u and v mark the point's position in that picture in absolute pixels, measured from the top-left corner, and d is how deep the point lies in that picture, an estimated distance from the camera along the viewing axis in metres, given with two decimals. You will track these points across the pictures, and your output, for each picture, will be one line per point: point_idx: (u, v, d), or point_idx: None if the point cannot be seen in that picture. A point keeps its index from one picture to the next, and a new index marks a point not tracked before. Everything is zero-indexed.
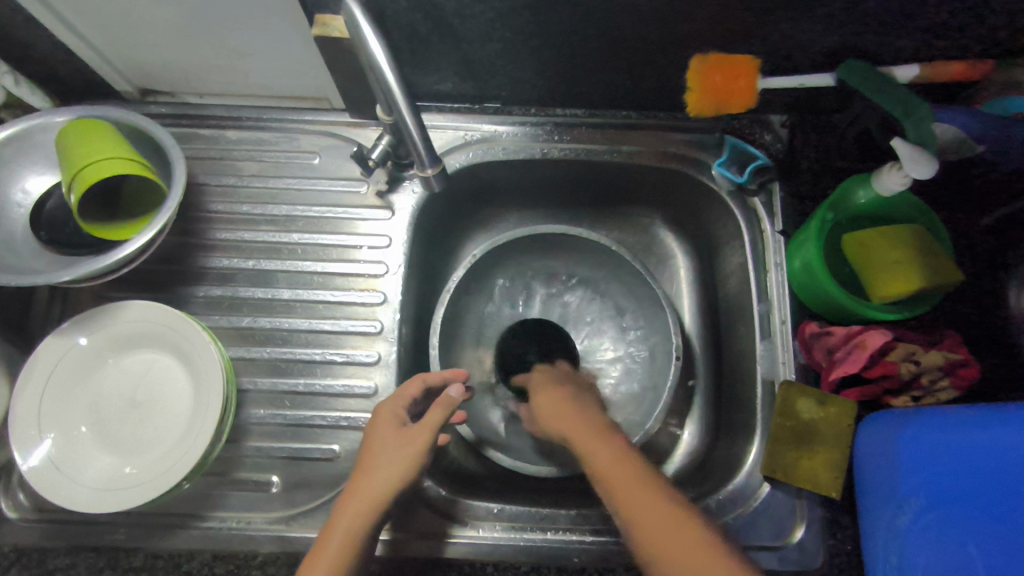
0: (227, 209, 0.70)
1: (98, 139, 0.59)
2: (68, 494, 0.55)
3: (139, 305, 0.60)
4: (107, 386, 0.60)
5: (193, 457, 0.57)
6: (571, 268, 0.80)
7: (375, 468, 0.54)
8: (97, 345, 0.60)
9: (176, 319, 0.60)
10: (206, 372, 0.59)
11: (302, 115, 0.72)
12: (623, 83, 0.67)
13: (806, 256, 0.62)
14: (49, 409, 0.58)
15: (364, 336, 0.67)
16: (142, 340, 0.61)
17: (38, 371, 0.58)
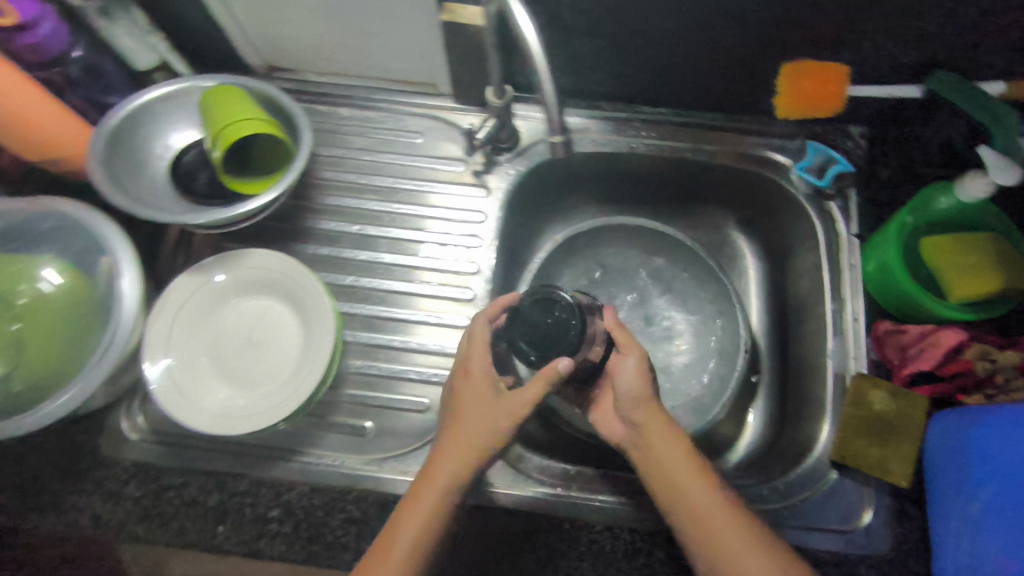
0: (336, 177, 0.76)
1: (235, 103, 0.65)
2: (190, 416, 0.60)
3: (263, 253, 0.66)
4: (227, 324, 0.66)
5: (302, 394, 0.61)
6: (646, 260, 0.83)
7: (466, 425, 0.57)
8: (223, 287, 0.66)
9: (295, 268, 0.65)
10: (317, 319, 0.65)
11: (409, 98, 0.78)
12: (715, 86, 0.71)
13: (882, 257, 0.65)
14: (176, 339, 0.63)
15: (455, 302, 0.72)
16: (262, 286, 0.67)
17: (170, 303, 0.64)
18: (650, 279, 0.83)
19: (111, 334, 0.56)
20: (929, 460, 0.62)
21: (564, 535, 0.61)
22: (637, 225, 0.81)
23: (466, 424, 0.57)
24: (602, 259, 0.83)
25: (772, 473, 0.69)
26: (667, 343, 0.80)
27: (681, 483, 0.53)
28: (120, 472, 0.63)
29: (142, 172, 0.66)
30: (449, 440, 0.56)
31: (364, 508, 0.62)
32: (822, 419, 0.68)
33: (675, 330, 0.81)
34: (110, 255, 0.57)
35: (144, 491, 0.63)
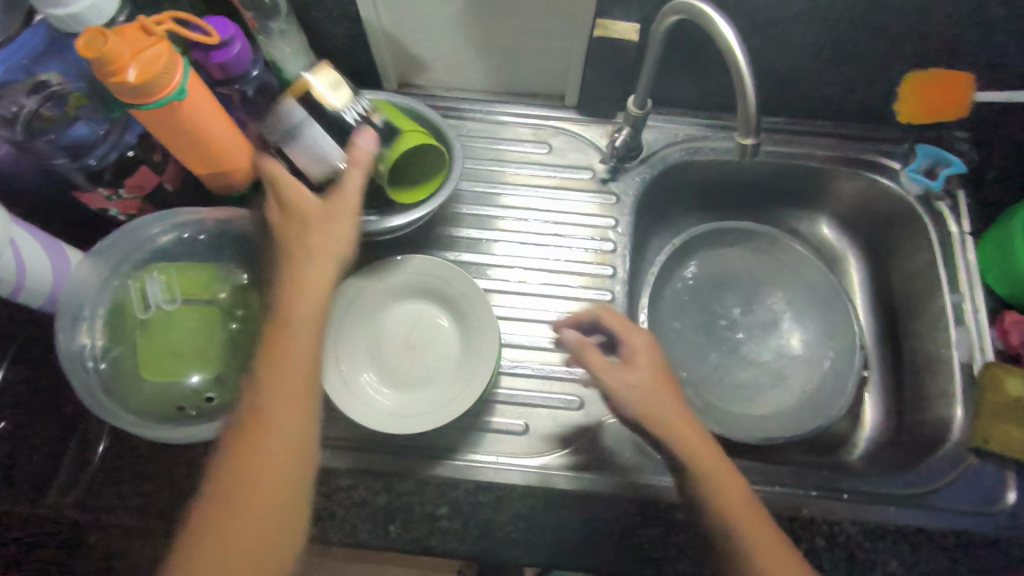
0: (469, 187, 0.79)
1: (395, 115, 0.68)
2: (370, 416, 0.62)
3: (423, 259, 0.68)
4: (386, 328, 0.68)
5: (474, 394, 0.64)
6: (755, 262, 0.86)
7: (271, 392, 0.49)
8: (382, 292, 0.69)
9: (455, 274, 0.68)
10: (479, 323, 0.67)
11: (534, 111, 0.82)
12: (833, 96, 0.75)
13: (1008, 250, 0.70)
14: (343, 343, 0.65)
15: (594, 303, 0.74)
16: (420, 291, 0.69)
17: (337, 309, 0.66)
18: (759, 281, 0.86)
19: None
20: None
21: None
22: (746, 229, 0.84)
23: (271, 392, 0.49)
24: (715, 262, 0.86)
25: (904, 460, 0.72)
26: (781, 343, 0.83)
27: (702, 471, 0.54)
28: None
29: None
30: (252, 427, 0.49)
31: (533, 503, 0.64)
32: (954, 407, 0.71)
33: (785, 329, 0.83)
34: None
35: (314, 494, 0.64)
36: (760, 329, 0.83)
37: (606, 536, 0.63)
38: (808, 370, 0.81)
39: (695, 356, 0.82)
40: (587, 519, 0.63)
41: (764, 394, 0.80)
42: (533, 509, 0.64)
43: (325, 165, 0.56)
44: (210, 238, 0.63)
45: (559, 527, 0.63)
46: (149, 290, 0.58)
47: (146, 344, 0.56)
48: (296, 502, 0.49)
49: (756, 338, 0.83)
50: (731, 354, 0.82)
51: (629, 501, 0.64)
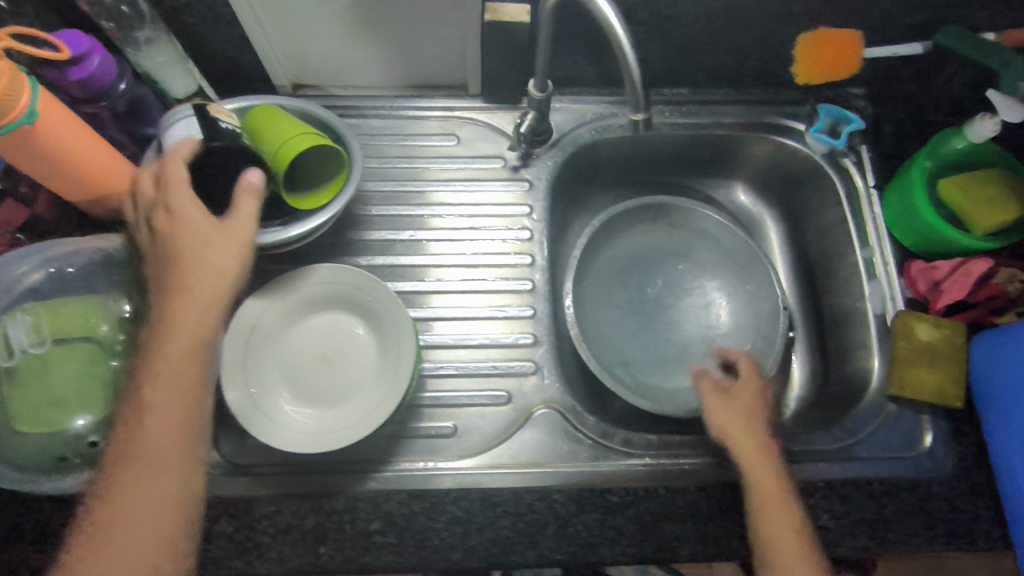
0: (377, 187, 0.76)
1: (284, 119, 0.64)
2: (285, 437, 0.59)
3: (328, 268, 0.65)
4: (300, 343, 0.65)
5: (394, 401, 0.61)
6: (675, 235, 0.86)
7: (157, 384, 0.51)
8: (291, 306, 0.65)
9: (365, 280, 0.65)
10: (395, 327, 0.64)
11: (438, 102, 0.79)
12: (732, 63, 0.76)
13: (907, 201, 0.71)
14: (253, 363, 0.62)
15: (516, 294, 0.73)
16: (332, 301, 0.66)
17: (241, 330, 0.62)
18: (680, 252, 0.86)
19: None
20: (972, 379, 0.68)
21: (660, 501, 0.64)
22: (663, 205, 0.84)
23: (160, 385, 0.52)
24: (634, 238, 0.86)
25: (830, 415, 0.74)
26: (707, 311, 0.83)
27: (766, 500, 0.58)
28: (208, 509, 0.62)
29: None
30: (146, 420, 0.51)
31: (468, 506, 0.63)
32: (870, 359, 0.73)
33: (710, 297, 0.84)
34: None
35: (236, 526, 0.61)
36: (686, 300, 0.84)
37: (545, 528, 0.62)
38: (736, 336, 0.81)
39: (621, 334, 0.82)
40: (524, 515, 0.63)
41: (695, 365, 0.80)
42: (468, 513, 0.62)
43: (179, 137, 0.58)
44: (78, 271, 0.61)
45: (497, 527, 0.62)
46: (12, 333, 0.54)
47: (17, 397, 0.53)
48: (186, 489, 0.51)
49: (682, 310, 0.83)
50: (660, 329, 0.82)
51: (566, 491, 0.64)
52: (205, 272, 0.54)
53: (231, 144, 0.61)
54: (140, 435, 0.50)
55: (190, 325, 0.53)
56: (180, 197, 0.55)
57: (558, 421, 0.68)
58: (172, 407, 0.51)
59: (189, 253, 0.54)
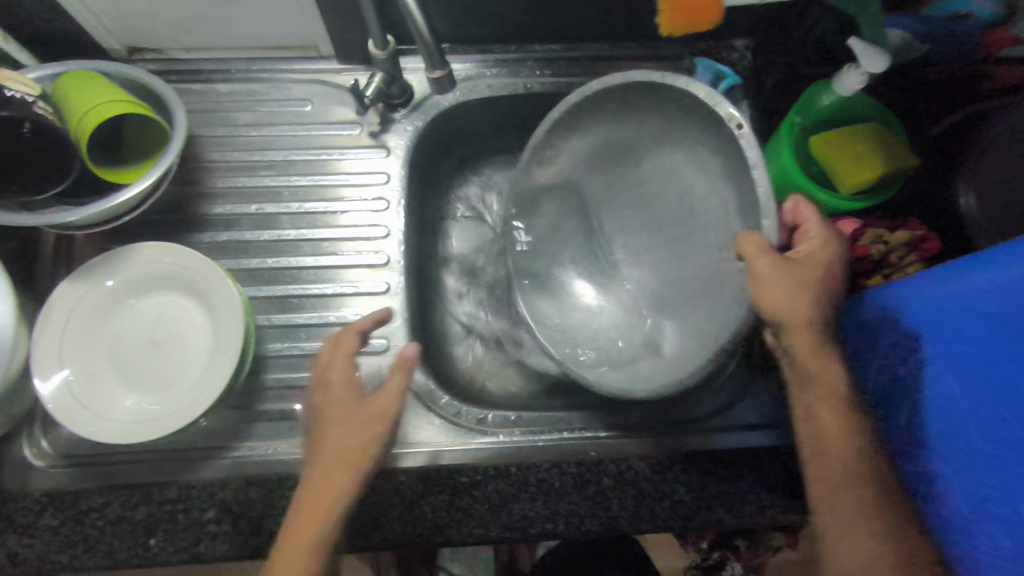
0: (223, 157, 0.71)
1: (94, 86, 0.59)
2: (97, 428, 0.56)
3: (155, 247, 0.62)
4: (126, 327, 0.62)
5: (221, 383, 0.58)
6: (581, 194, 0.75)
7: (327, 432, 0.51)
8: (116, 288, 0.61)
9: (192, 258, 0.62)
10: (224, 307, 0.61)
11: (291, 64, 0.74)
12: (597, 15, 0.71)
13: (778, 160, 0.68)
14: (70, 350, 0.58)
15: (371, 268, 0.69)
16: (159, 281, 0.62)
17: (57, 315, 0.59)
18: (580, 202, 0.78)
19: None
20: None
21: (511, 480, 0.61)
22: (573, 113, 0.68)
23: (339, 427, 0.52)
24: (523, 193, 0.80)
25: None
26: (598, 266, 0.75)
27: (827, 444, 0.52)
28: (31, 504, 0.59)
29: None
30: (324, 441, 0.51)
31: None
32: None
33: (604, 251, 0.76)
34: None
35: (61, 520, 0.58)
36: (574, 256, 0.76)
37: (391, 510, 0.60)
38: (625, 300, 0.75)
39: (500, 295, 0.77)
40: (367, 498, 0.60)
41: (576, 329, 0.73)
42: None
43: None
44: None
45: None
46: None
47: None
48: (335, 507, 0.50)
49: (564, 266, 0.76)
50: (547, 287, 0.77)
51: (412, 473, 0.61)
52: (342, 421, 0.52)
53: (23, 114, 0.56)
54: (309, 509, 0.49)
55: (356, 447, 0.51)
56: (335, 391, 0.53)
57: (411, 400, 0.65)
58: (337, 485, 0.50)
59: (330, 406, 0.53)
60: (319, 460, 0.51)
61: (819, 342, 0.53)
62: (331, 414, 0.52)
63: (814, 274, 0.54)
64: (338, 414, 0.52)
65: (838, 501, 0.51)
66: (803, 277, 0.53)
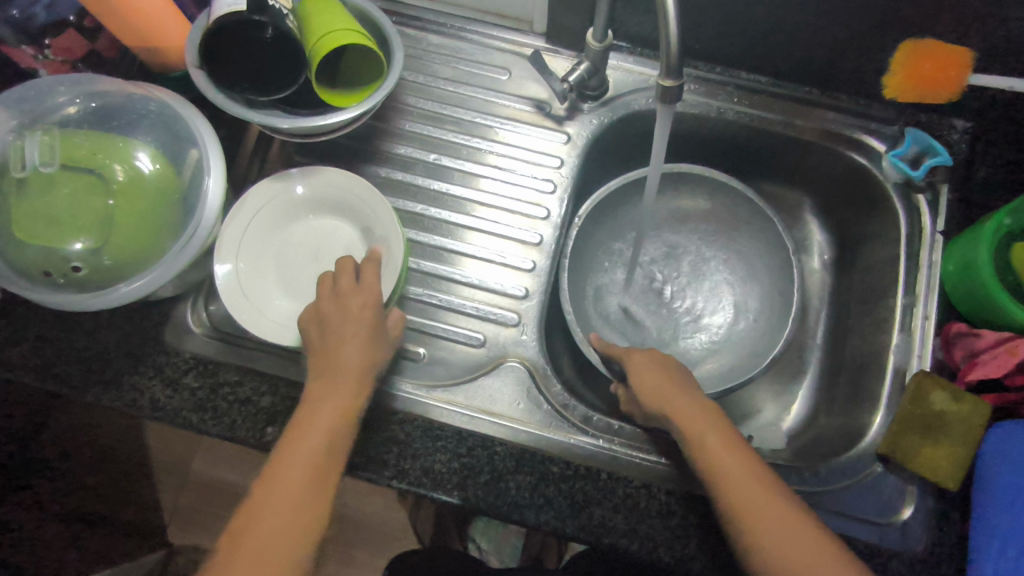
0: (417, 104, 0.75)
1: (336, 12, 0.64)
2: (254, 322, 0.61)
3: (337, 173, 0.67)
4: (299, 238, 0.68)
5: None
6: (721, 257, 0.80)
7: (336, 360, 0.55)
8: (307, 201, 0.68)
9: (373, 196, 0.66)
10: (382, 243, 0.65)
11: (501, 33, 0.76)
12: (818, 59, 0.69)
13: (970, 255, 0.63)
14: (249, 240, 0.65)
15: (522, 245, 0.71)
16: (342, 209, 0.68)
17: (249, 207, 0.65)
18: (731, 239, 0.80)
19: (191, 228, 0.58)
20: (977, 466, 0.61)
21: (599, 485, 0.61)
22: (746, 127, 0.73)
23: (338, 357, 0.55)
24: (682, 206, 0.81)
25: (809, 457, 0.68)
26: (733, 302, 0.78)
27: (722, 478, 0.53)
28: (180, 362, 0.66)
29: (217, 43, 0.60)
30: (325, 378, 0.54)
31: (412, 432, 0.61)
32: (872, 414, 0.66)
33: (741, 289, 0.79)
34: (200, 149, 0.59)
35: (201, 383, 0.65)
36: (720, 274, 0.79)
37: (479, 476, 0.60)
38: (739, 324, 0.77)
39: (634, 286, 0.79)
40: (461, 456, 0.61)
41: (690, 346, 0.76)
42: (410, 439, 0.61)
43: (224, 8, 0.60)
44: (103, 107, 0.60)
45: (433, 458, 0.61)
46: (26, 150, 0.55)
47: (20, 203, 0.55)
48: (334, 455, 0.52)
49: (689, 305, 0.78)
50: (677, 297, 0.78)
51: (509, 446, 0.62)
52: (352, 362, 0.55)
53: (273, 21, 0.60)
54: (337, 358, 0.55)
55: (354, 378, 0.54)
56: (337, 314, 0.57)
57: (525, 378, 0.66)
58: (354, 339, 0.56)
59: (333, 309, 0.57)
60: (349, 323, 0.56)
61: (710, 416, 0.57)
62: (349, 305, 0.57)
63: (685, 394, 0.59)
64: (321, 344, 0.56)
65: (812, 550, 0.49)
66: (649, 370, 0.62)
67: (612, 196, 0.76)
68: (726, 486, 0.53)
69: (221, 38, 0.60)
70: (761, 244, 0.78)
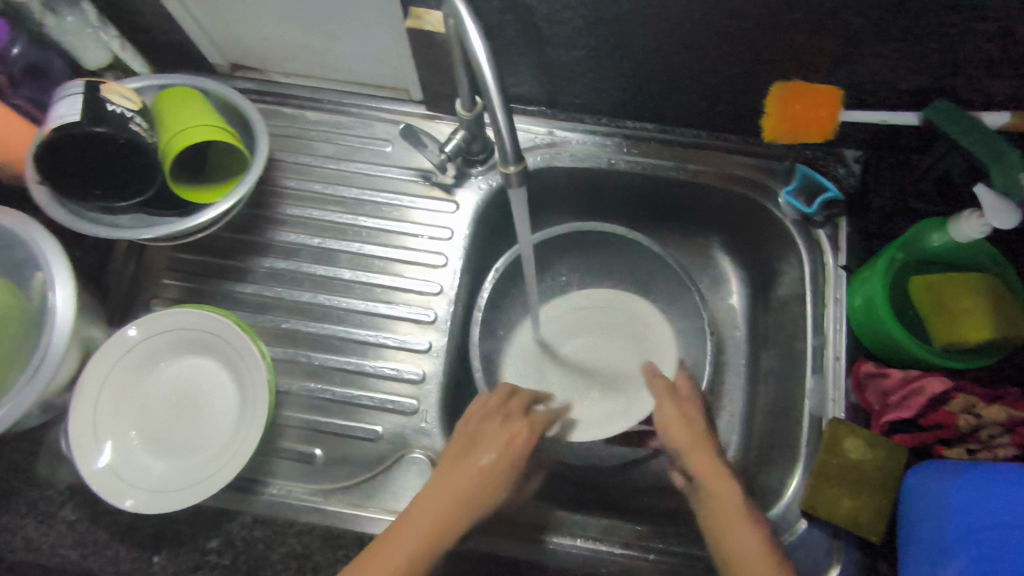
0: (298, 186, 0.72)
1: (194, 108, 0.62)
2: (122, 497, 0.56)
3: (186, 312, 0.61)
4: (161, 386, 0.62)
5: (245, 456, 0.58)
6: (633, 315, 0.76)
7: (436, 494, 0.51)
8: (156, 347, 0.62)
9: (228, 329, 0.61)
10: (253, 383, 0.61)
11: (380, 104, 0.73)
12: (699, 104, 0.67)
13: (868, 293, 0.61)
14: (105, 410, 0.59)
15: (416, 324, 0.68)
16: (195, 346, 0.63)
17: (93, 377, 0.59)
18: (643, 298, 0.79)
19: (39, 356, 0.54)
20: (899, 512, 0.58)
21: None
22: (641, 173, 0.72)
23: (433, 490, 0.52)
24: (591, 258, 0.79)
25: None
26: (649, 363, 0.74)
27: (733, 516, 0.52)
28: (55, 495, 0.60)
29: (56, 154, 0.55)
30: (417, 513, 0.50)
31: (308, 545, 0.57)
32: (794, 466, 0.64)
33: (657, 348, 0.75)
34: (44, 270, 0.55)
35: (78, 516, 0.59)
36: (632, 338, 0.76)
37: None
38: None
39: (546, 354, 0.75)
40: None
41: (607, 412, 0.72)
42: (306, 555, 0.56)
43: (57, 120, 0.54)
44: None
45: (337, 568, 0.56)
46: None
47: None
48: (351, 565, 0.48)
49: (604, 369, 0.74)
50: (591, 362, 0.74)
51: None
52: (444, 495, 0.51)
53: (117, 130, 0.56)
54: (457, 482, 0.52)
55: (445, 508, 0.51)
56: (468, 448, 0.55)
57: (427, 470, 0.62)
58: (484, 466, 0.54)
59: (474, 439, 0.55)
60: (483, 451, 0.54)
61: (717, 464, 0.55)
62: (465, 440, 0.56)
63: (696, 439, 0.58)
64: (443, 479, 0.53)
65: None
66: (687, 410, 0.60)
67: (512, 264, 0.73)
68: (725, 527, 0.52)
69: (60, 150, 0.55)
70: (671, 300, 0.77)
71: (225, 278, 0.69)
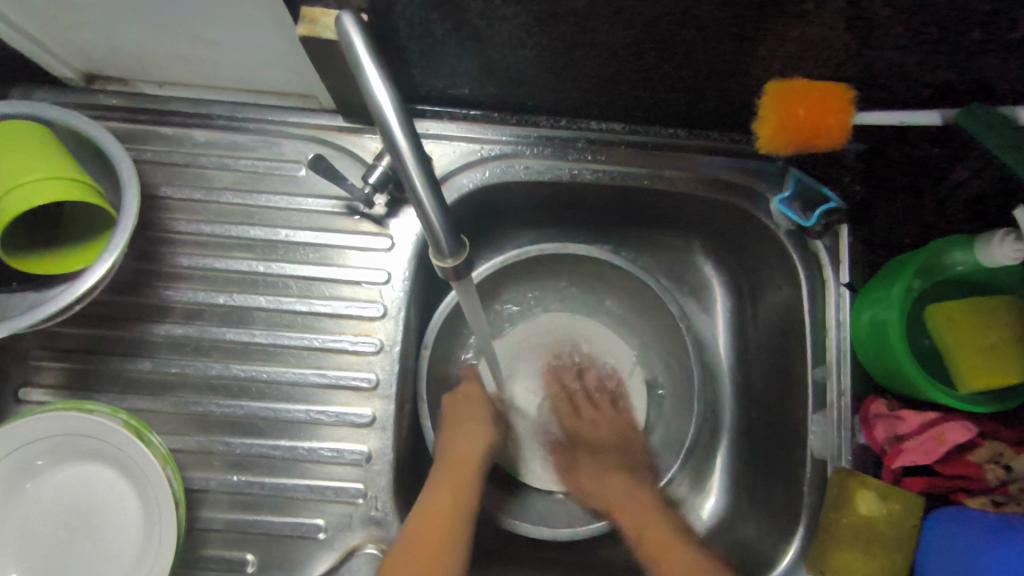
0: (193, 230, 0.58)
1: (29, 150, 0.46)
2: None
3: (58, 416, 0.49)
4: (40, 509, 0.51)
5: None
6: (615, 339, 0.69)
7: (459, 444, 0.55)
8: (25, 463, 0.50)
9: (114, 432, 0.50)
10: (154, 494, 0.50)
11: (286, 115, 0.59)
12: (676, 102, 0.56)
13: (879, 323, 0.53)
14: None
15: (356, 393, 0.57)
16: (76, 453, 0.51)
17: None
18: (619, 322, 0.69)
19: None
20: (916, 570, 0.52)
21: None
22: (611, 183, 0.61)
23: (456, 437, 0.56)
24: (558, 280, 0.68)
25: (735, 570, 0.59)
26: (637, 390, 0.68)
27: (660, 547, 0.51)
28: None
29: None
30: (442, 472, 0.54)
31: None
32: (796, 519, 0.57)
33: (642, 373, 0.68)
34: None
35: None
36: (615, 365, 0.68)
37: None
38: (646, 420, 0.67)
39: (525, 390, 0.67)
40: None
41: None
42: None
43: None
44: None
45: None
46: None
47: None
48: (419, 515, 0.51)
49: None
50: None
51: None
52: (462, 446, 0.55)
53: None
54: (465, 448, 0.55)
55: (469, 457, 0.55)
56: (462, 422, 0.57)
57: None
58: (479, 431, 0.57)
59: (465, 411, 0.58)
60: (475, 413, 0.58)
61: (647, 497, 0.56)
62: (461, 404, 0.58)
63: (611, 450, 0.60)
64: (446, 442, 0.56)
65: None
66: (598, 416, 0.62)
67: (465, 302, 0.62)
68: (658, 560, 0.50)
69: None
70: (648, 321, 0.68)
71: (112, 353, 0.56)
